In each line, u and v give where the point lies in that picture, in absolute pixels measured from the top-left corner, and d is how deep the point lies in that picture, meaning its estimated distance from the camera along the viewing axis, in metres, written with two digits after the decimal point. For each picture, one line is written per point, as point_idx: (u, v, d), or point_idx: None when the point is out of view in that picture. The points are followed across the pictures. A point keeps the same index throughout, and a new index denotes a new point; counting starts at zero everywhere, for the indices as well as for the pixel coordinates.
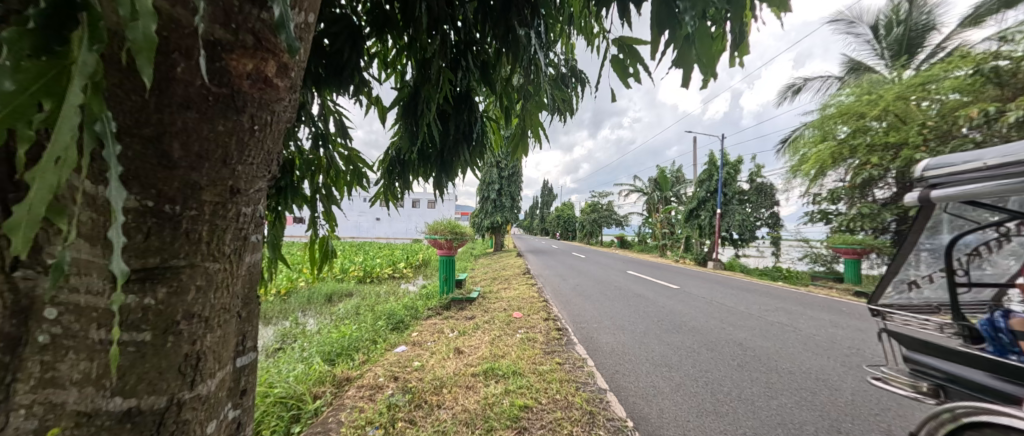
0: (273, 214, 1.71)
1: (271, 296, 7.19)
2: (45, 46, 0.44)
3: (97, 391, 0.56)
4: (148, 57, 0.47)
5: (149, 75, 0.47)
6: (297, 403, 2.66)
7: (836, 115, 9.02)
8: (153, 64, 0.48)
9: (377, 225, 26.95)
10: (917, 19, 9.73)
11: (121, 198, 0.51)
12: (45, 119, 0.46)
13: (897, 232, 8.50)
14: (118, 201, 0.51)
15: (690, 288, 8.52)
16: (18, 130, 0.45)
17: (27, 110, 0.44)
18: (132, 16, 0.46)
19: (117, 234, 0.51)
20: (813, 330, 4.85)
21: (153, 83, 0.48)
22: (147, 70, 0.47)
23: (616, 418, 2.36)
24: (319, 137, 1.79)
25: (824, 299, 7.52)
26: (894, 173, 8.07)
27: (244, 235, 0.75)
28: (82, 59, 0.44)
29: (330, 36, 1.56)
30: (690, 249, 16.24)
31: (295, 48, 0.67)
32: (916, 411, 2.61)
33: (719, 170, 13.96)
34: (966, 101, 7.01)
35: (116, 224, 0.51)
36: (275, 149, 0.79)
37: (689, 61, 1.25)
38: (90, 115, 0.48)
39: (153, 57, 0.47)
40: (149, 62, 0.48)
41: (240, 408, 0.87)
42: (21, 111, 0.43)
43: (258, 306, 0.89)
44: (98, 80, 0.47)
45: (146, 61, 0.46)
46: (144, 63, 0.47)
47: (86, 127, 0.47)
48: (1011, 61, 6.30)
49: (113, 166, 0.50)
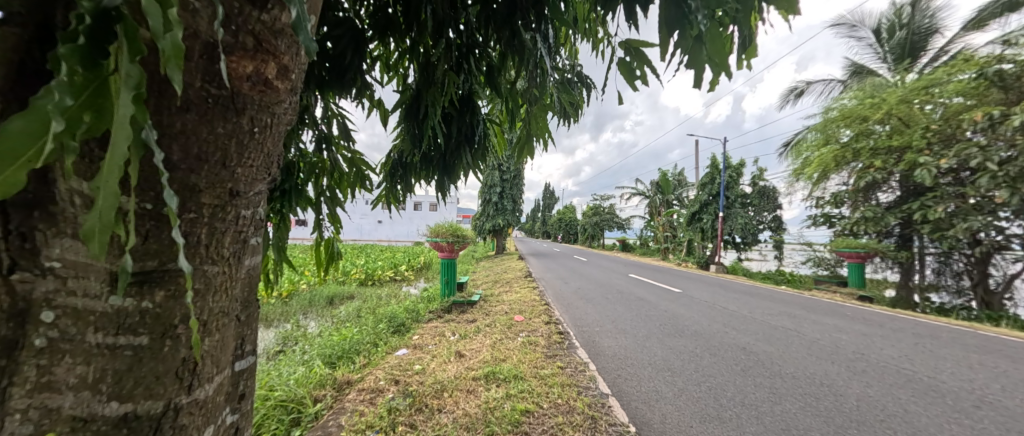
0: (277, 216, 1.70)
1: (272, 298, 7.20)
2: (92, 59, 0.44)
3: (93, 397, 0.56)
4: (178, 65, 0.48)
5: (180, 82, 0.48)
6: (297, 407, 2.65)
7: (839, 119, 9.00)
8: (182, 70, 0.48)
9: (379, 228, 26.99)
10: (920, 23, 9.71)
11: (174, 201, 0.53)
12: (89, 131, 0.46)
13: (901, 236, 8.44)
14: (173, 202, 0.52)
15: (692, 291, 8.48)
16: (65, 144, 0.45)
17: (77, 123, 0.44)
18: (164, 28, 0.46)
19: (177, 234, 0.53)
20: (818, 334, 4.82)
21: (181, 89, 0.49)
22: (177, 77, 0.48)
23: (618, 423, 2.34)
24: (323, 140, 1.79)
25: (828, 304, 7.47)
26: (898, 176, 8.03)
27: (244, 237, 0.75)
28: (126, 71, 0.45)
29: (334, 39, 1.56)
30: (692, 252, 16.19)
31: (308, 46, 0.69)
32: (922, 418, 2.58)
33: (721, 173, 13.94)
34: (970, 104, 6.99)
35: (172, 225, 0.52)
36: (276, 152, 0.79)
37: (699, 62, 1.26)
38: (137, 125, 0.48)
39: (183, 63, 0.48)
40: (178, 70, 0.48)
41: (237, 412, 0.86)
42: (71, 124, 0.44)
43: (257, 310, 0.89)
44: (145, 93, 0.48)
45: (177, 68, 0.47)
46: (174, 70, 0.47)
47: (135, 136, 0.48)
48: (1015, 65, 6.27)
49: (161, 172, 0.51)
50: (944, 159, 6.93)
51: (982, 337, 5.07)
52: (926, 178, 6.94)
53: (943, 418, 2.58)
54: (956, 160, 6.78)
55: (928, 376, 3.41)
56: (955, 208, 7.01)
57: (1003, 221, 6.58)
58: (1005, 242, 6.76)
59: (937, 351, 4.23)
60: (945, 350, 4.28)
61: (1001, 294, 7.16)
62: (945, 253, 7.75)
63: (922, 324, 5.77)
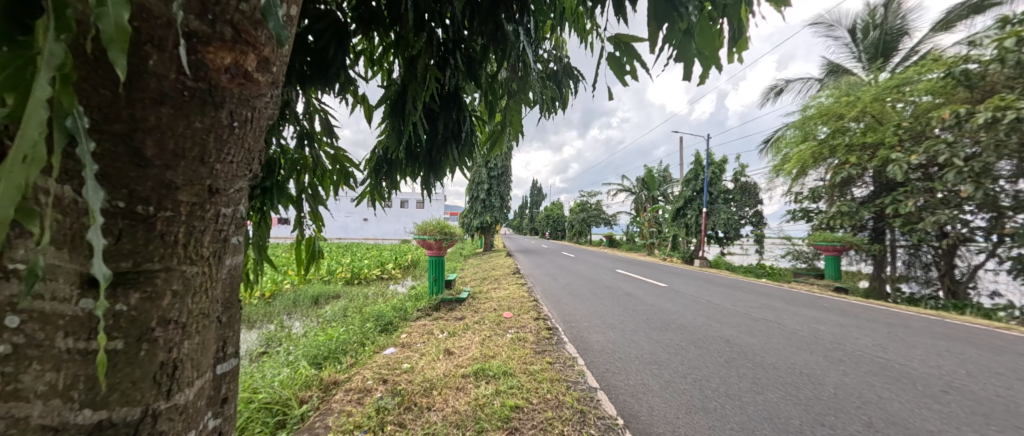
0: (258, 214, 1.64)
1: (254, 299, 7.02)
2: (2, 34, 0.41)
3: (64, 404, 0.52)
4: (120, 48, 0.45)
5: (119, 66, 0.45)
6: (283, 408, 2.61)
7: (817, 116, 9.28)
8: (124, 55, 0.46)
9: (365, 226, 26.58)
10: (892, 24, 10.07)
11: (97, 199, 0.50)
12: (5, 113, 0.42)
13: (875, 229, 8.78)
14: (96, 203, 0.49)
15: (676, 286, 8.65)
16: None
17: None
18: (103, 10, 0.44)
19: (98, 235, 0.50)
20: (797, 325, 4.98)
21: (124, 75, 0.46)
22: (118, 60, 0.45)
23: (607, 416, 2.37)
24: (305, 136, 1.74)
25: (806, 295, 7.73)
26: (871, 172, 8.34)
27: (224, 237, 0.72)
28: (49, 51, 0.43)
29: (315, 33, 1.52)
30: (677, 247, 16.51)
31: (281, 34, 0.67)
32: (895, 403, 2.69)
33: (705, 169, 14.23)
34: (938, 103, 7.31)
35: (94, 225, 0.49)
36: (257, 147, 0.77)
37: (687, 55, 1.27)
38: (62, 112, 0.46)
39: (125, 47, 0.45)
40: (118, 53, 0.46)
41: (220, 417, 0.84)
42: None
43: (239, 311, 0.86)
44: (69, 75, 0.46)
45: (119, 52, 0.45)
46: (115, 53, 0.45)
47: (58, 121, 0.46)
48: (979, 65, 6.55)
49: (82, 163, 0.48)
50: (914, 155, 7.22)
51: (949, 324, 5.33)
52: (898, 173, 7.22)
53: (913, 403, 2.70)
54: (925, 156, 7.08)
55: (899, 363, 3.56)
56: (924, 203, 7.33)
57: (968, 214, 6.90)
58: (969, 234, 7.09)
59: (907, 339, 4.42)
60: (915, 338, 4.47)
61: (965, 284, 7.56)
62: (915, 245, 8.12)
63: (894, 314, 6.03)
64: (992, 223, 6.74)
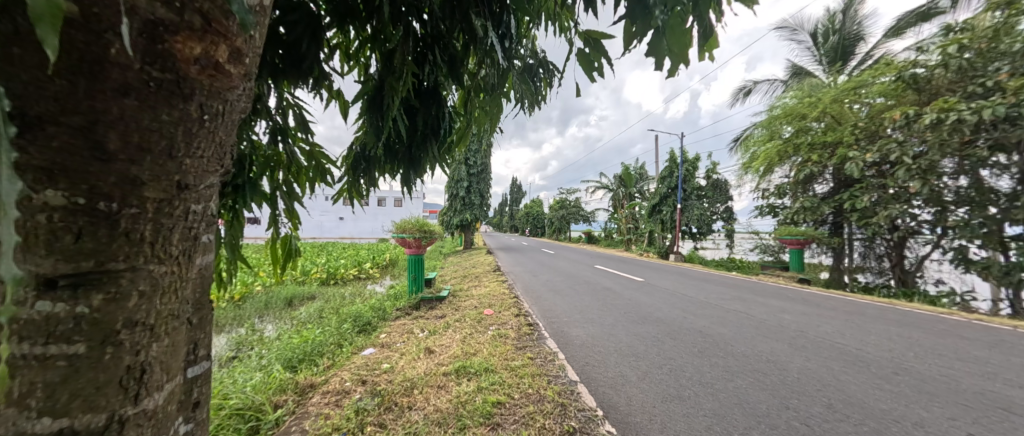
0: (230, 213, 1.56)
1: (222, 302, 6.72)
2: None
3: (19, 413, 0.49)
4: (51, 25, 0.38)
5: (50, 45, 0.38)
6: (255, 414, 2.52)
7: (782, 116, 9.73)
8: (56, 33, 0.38)
9: (341, 225, 25.92)
10: (850, 29, 10.67)
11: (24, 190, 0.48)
12: None
13: (834, 224, 9.32)
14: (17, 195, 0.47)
15: (652, 280, 8.89)
16: None
17: None
18: None
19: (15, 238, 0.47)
20: (764, 315, 5.23)
21: (57, 56, 0.38)
22: (49, 40, 0.38)
23: (587, 408, 2.42)
24: (278, 132, 1.68)
25: (773, 287, 8.13)
26: (831, 169, 8.83)
27: (194, 234, 0.70)
28: None
29: (287, 25, 1.47)
30: (653, 243, 16.96)
31: (247, 18, 0.62)
32: (852, 385, 2.88)
33: (679, 167, 14.67)
34: (890, 104, 7.82)
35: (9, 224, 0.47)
36: (228, 141, 0.74)
37: (657, 53, 1.30)
38: None
39: (58, 26, 0.37)
40: (50, 31, 0.38)
41: (192, 422, 0.81)
42: None
43: (211, 312, 0.83)
44: None
45: (50, 30, 0.37)
46: (44, 30, 0.37)
47: None
48: (926, 69, 7.05)
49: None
50: (869, 154, 7.71)
51: (899, 311, 5.74)
52: (855, 170, 7.68)
53: (868, 385, 2.90)
54: (878, 154, 7.57)
55: (856, 348, 3.80)
56: (878, 198, 7.83)
57: (916, 208, 7.42)
58: (916, 227, 7.59)
59: (863, 326, 4.73)
60: (869, 325, 4.79)
61: (914, 273, 8.16)
62: (870, 237, 8.67)
63: (851, 302, 6.43)
64: (937, 217, 7.28)
